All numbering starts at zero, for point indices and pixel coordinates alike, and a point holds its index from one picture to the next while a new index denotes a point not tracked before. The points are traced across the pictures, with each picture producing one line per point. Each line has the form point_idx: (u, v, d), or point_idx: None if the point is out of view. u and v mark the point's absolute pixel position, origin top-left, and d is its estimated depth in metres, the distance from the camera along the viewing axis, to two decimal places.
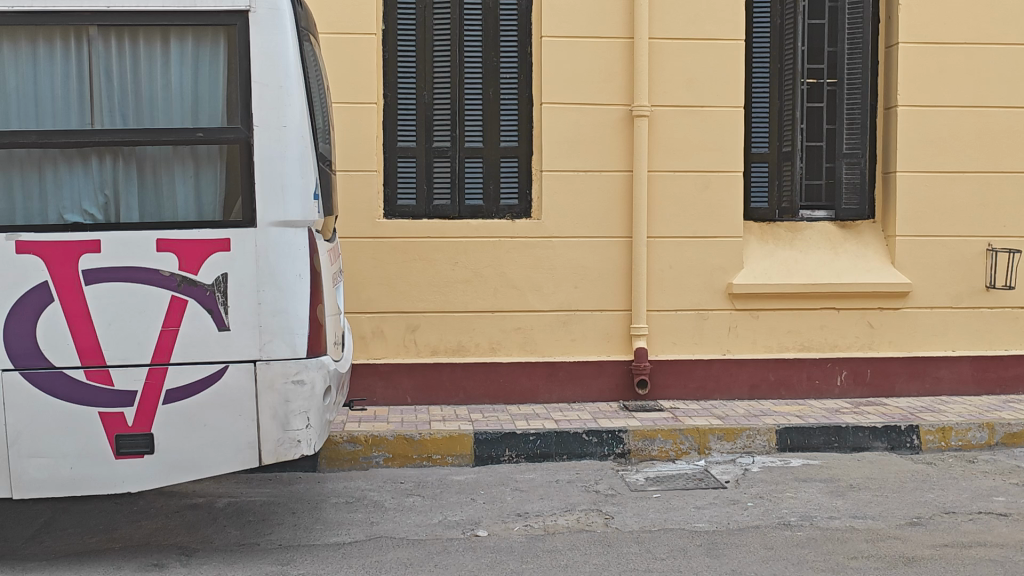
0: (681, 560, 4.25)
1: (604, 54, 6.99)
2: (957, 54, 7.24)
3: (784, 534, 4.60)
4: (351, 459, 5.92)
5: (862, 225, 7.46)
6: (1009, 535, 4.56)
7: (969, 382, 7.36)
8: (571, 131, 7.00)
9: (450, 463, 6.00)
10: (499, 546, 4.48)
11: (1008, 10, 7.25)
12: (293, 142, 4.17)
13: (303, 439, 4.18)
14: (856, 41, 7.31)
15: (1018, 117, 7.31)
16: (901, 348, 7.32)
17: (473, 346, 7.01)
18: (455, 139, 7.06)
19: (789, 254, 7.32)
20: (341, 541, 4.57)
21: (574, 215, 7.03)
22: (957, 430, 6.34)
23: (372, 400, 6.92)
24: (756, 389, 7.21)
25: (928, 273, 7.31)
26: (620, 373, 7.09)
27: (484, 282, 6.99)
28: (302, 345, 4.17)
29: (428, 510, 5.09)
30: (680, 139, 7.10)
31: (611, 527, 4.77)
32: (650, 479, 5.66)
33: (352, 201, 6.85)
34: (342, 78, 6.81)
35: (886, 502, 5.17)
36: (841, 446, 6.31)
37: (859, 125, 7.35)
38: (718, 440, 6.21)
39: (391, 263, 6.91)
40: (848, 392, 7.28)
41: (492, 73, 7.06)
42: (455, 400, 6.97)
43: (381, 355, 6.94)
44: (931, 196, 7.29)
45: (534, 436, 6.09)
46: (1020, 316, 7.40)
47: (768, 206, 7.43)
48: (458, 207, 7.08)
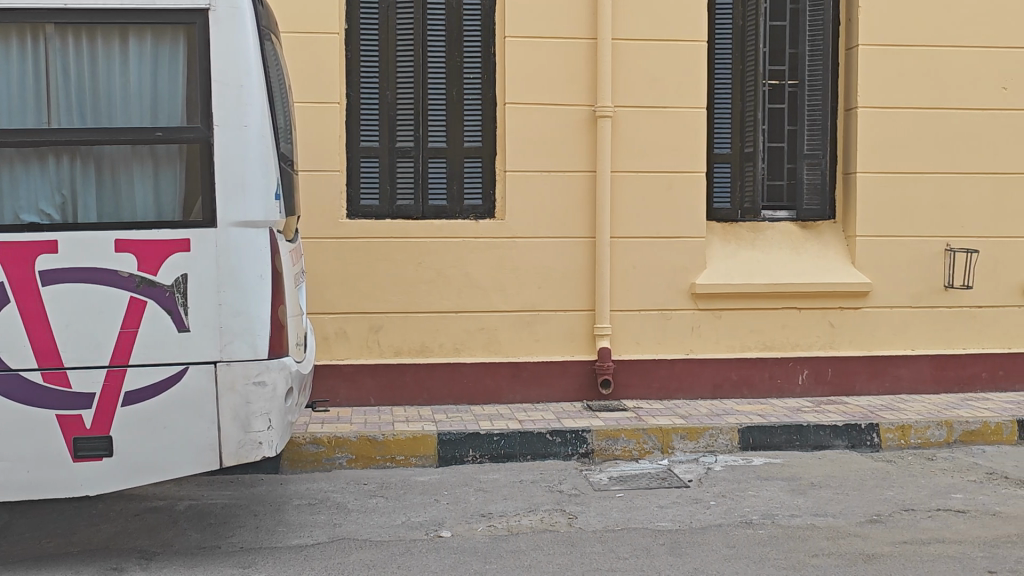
0: (644, 559, 4.26)
1: (568, 54, 7.00)
2: (915, 56, 7.32)
3: (745, 533, 4.63)
4: (313, 461, 5.88)
5: (823, 225, 7.53)
6: (966, 532, 4.62)
7: (928, 381, 7.45)
8: (534, 131, 7.00)
9: (414, 464, 5.98)
10: (462, 546, 4.48)
11: (964, 12, 7.35)
12: (254, 141, 4.15)
13: (264, 440, 4.15)
14: (816, 44, 7.37)
15: (976, 119, 7.41)
16: (861, 347, 7.40)
17: (437, 347, 7.00)
18: (418, 139, 7.03)
19: (751, 255, 7.37)
20: (303, 543, 4.54)
21: (538, 215, 7.04)
22: (916, 429, 6.41)
23: (335, 401, 6.89)
24: (719, 389, 7.26)
25: (888, 273, 7.39)
26: (584, 373, 7.11)
27: (448, 282, 6.98)
28: (263, 345, 4.14)
29: (391, 511, 5.07)
30: (643, 140, 7.12)
31: (574, 526, 4.77)
32: (613, 479, 5.68)
33: (315, 201, 6.81)
34: (304, 77, 6.77)
35: (846, 500, 5.22)
36: (803, 444, 6.36)
37: (820, 126, 7.40)
38: (681, 439, 6.24)
39: (355, 263, 6.88)
40: (810, 391, 7.34)
41: (456, 73, 7.04)
42: (418, 400, 6.96)
43: (345, 356, 6.91)
44: (891, 197, 7.37)
45: (498, 436, 6.08)
46: (978, 316, 7.49)
47: (731, 206, 7.47)
48: (421, 207, 7.05)
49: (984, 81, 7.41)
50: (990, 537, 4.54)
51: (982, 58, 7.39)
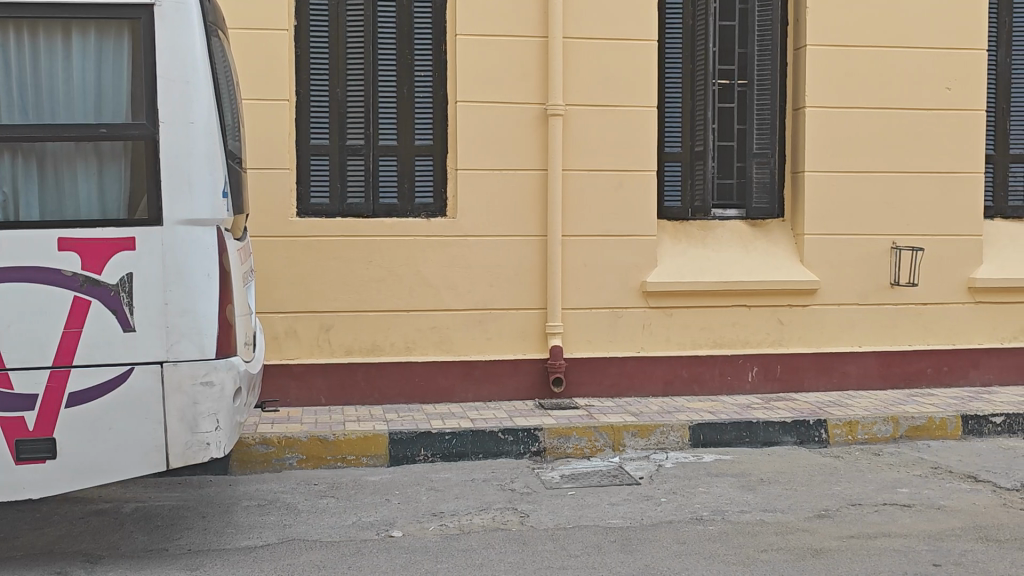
0: (595, 556, 4.27)
1: (518, 52, 7.00)
2: (861, 57, 7.42)
3: (696, 529, 4.65)
4: (263, 461, 5.82)
5: (771, 224, 7.61)
6: (911, 526, 4.68)
7: (875, 377, 7.55)
8: (485, 129, 6.99)
9: (365, 463, 5.95)
10: (413, 546, 4.45)
11: (909, 13, 7.46)
12: (201, 139, 4.10)
13: (212, 442, 4.10)
14: (765, 43, 7.45)
15: (921, 119, 7.52)
16: (810, 344, 7.48)
17: (388, 346, 6.96)
18: (368, 137, 6.98)
19: (701, 253, 7.42)
20: (252, 544, 4.50)
21: (489, 214, 7.03)
22: (863, 424, 6.49)
23: (285, 401, 6.83)
24: (670, 385, 7.30)
25: (836, 271, 7.48)
26: (536, 371, 7.12)
27: (399, 280, 6.95)
28: (211, 346, 4.09)
29: (342, 511, 5.04)
30: (594, 139, 7.14)
31: (526, 524, 4.78)
32: (565, 476, 5.69)
33: (264, 199, 6.76)
34: (253, 73, 6.70)
35: (794, 495, 5.28)
36: (753, 440, 6.42)
37: (768, 125, 7.48)
38: (633, 436, 6.26)
39: (304, 262, 6.83)
40: (759, 388, 7.41)
41: (407, 70, 7.00)
42: (369, 400, 6.92)
43: (294, 355, 6.85)
44: (838, 196, 7.45)
45: (450, 436, 6.07)
46: (923, 313, 7.60)
47: (680, 205, 7.50)
48: (371, 206, 7.00)
49: (929, 82, 7.52)
50: (934, 530, 4.62)
51: (926, 59, 7.50)
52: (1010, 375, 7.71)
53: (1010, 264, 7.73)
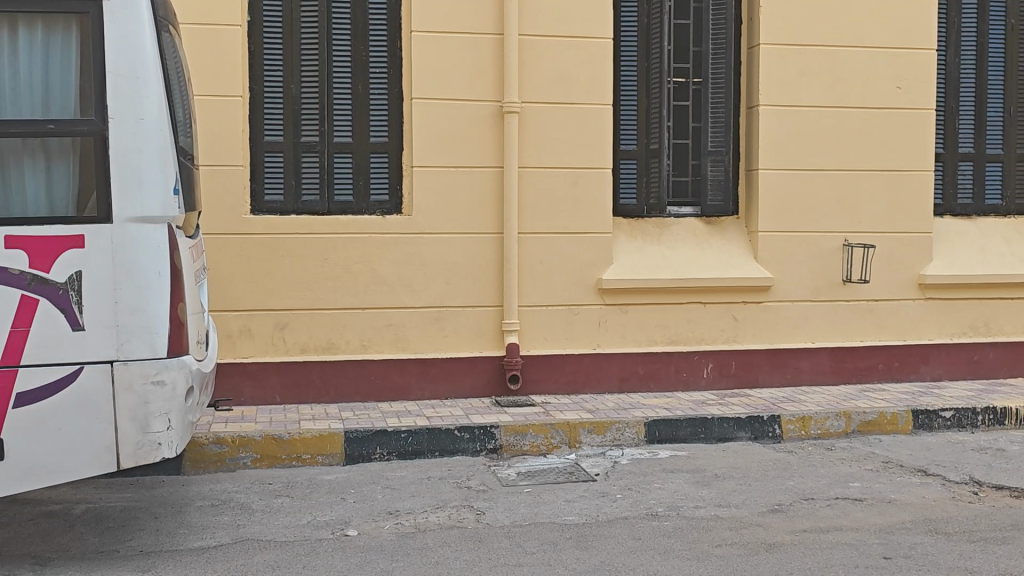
0: (551, 553, 4.28)
1: (474, 49, 7.00)
2: (814, 56, 7.50)
3: (651, 525, 4.68)
4: (216, 461, 5.76)
5: (726, 221, 7.67)
6: (863, 519, 4.74)
7: (828, 372, 7.63)
8: (440, 126, 6.97)
9: (320, 462, 5.91)
10: (368, 545, 4.43)
11: (860, 13, 7.55)
12: (152, 134, 4.05)
13: (164, 441, 4.06)
14: (719, 41, 7.49)
15: (872, 118, 7.61)
16: (763, 340, 7.55)
17: (344, 344, 6.93)
18: (323, 134, 6.94)
19: (657, 249, 7.46)
20: (205, 544, 4.46)
21: (445, 211, 7.02)
22: (816, 419, 6.56)
23: (239, 400, 6.76)
24: (626, 382, 7.33)
25: (789, 268, 7.55)
26: (492, 369, 7.12)
27: (354, 278, 6.92)
28: (162, 345, 4.04)
29: (297, 510, 5.01)
30: (550, 136, 7.15)
31: (482, 522, 4.77)
32: (521, 474, 5.69)
33: (218, 196, 6.69)
34: (205, 69, 6.64)
35: (749, 490, 5.33)
36: (707, 437, 6.46)
37: (723, 123, 7.53)
38: (588, 433, 6.28)
39: (259, 260, 6.77)
40: (714, 384, 7.46)
41: (362, 66, 6.97)
42: (325, 398, 6.88)
43: (249, 354, 6.79)
44: (791, 193, 7.53)
45: (406, 434, 6.05)
46: (875, 309, 7.70)
47: (636, 202, 7.55)
48: (326, 203, 6.96)
49: (880, 80, 7.61)
50: (885, 523, 4.68)
51: (877, 59, 7.59)
52: (960, 370, 7.82)
53: (959, 261, 7.85)
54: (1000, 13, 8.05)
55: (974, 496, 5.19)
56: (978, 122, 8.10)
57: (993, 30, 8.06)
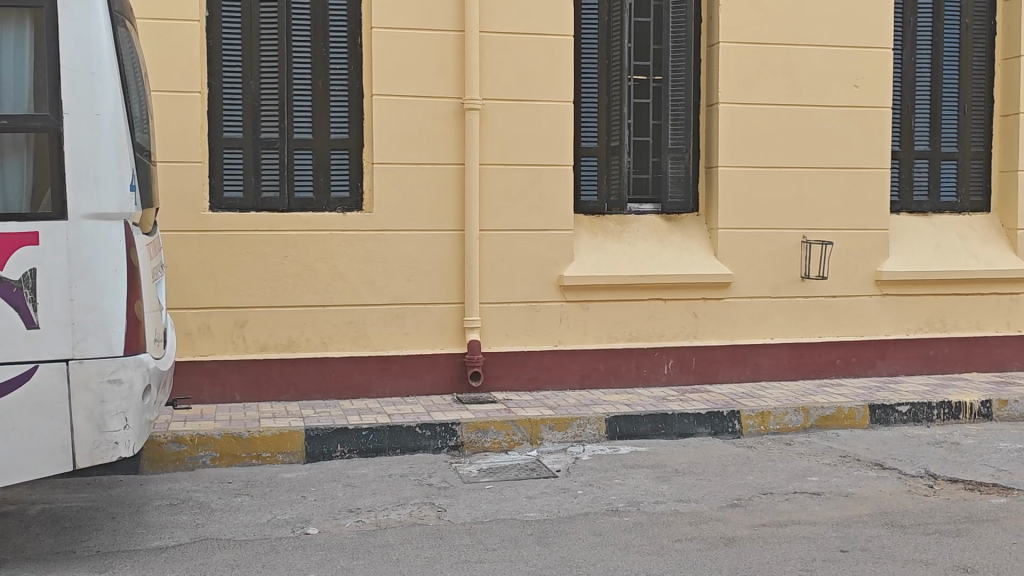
0: (512, 549, 4.29)
1: (435, 45, 6.98)
2: (772, 55, 7.56)
3: (612, 520, 4.70)
4: (175, 460, 5.72)
5: (686, 218, 7.72)
6: (820, 513, 4.80)
7: (786, 368, 7.70)
8: (401, 123, 6.95)
9: (280, 460, 5.88)
10: (329, 543, 4.42)
11: (817, 12, 7.62)
12: (108, 130, 4.01)
13: (121, 440, 4.02)
14: (679, 39, 7.55)
15: (830, 115, 7.69)
16: (723, 336, 7.60)
17: (304, 342, 6.89)
18: (283, 131, 6.89)
19: (618, 246, 7.50)
20: (164, 544, 4.42)
21: (406, 208, 7.00)
22: (775, 414, 6.62)
23: (198, 399, 6.71)
24: (587, 379, 7.34)
25: (748, 265, 7.61)
26: (453, 366, 7.11)
27: (315, 275, 6.88)
28: (119, 342, 4.00)
29: (256, 509, 4.97)
30: (511, 133, 7.15)
31: (443, 519, 4.77)
32: (483, 471, 5.70)
33: (175, 193, 6.63)
34: (163, 65, 6.58)
35: (708, 485, 5.37)
36: (667, 432, 6.50)
37: (683, 121, 7.58)
38: (550, 430, 6.29)
39: (218, 257, 6.72)
40: (674, 380, 7.50)
41: (322, 62, 6.93)
42: (285, 396, 6.85)
43: (208, 352, 6.74)
44: (751, 190, 7.58)
45: (367, 431, 6.04)
46: (832, 305, 7.78)
47: (598, 198, 7.57)
48: (286, 199, 6.91)
49: (838, 79, 7.69)
50: (842, 517, 4.73)
51: (834, 58, 7.68)
52: (916, 365, 7.92)
53: (915, 257, 7.95)
54: (954, 13, 8.18)
55: (929, 488, 5.27)
56: (933, 120, 8.21)
57: (947, 29, 8.17)
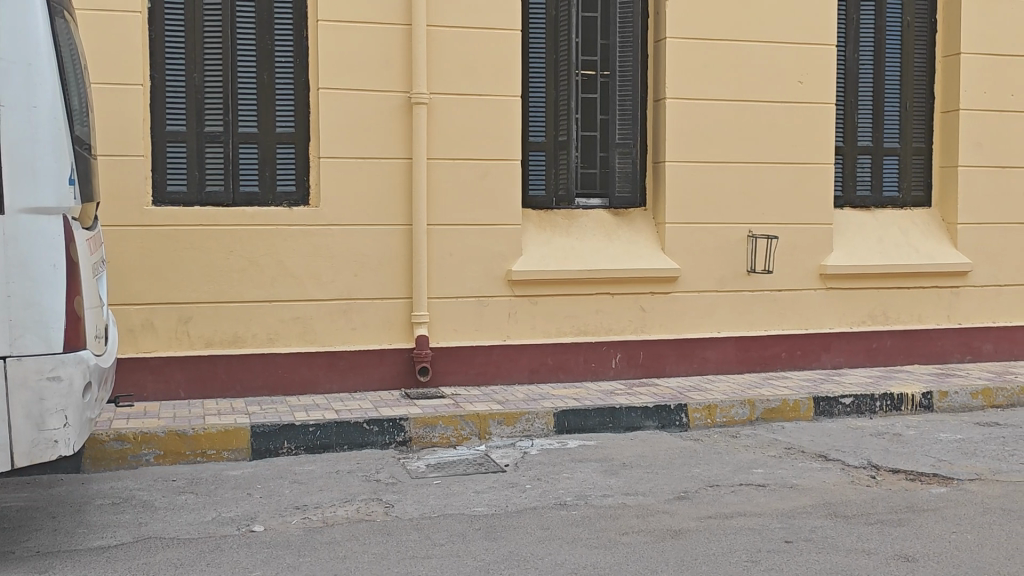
0: (460, 544, 4.28)
1: (381, 39, 6.94)
2: (718, 50, 7.61)
3: (559, 514, 4.71)
4: (118, 459, 5.63)
5: (633, 213, 7.75)
6: (765, 504, 4.85)
7: (733, 361, 7.76)
8: (349, 117, 6.91)
9: (226, 458, 5.82)
10: (275, 541, 4.37)
11: (762, 9, 7.70)
12: (45, 124, 3.94)
13: (61, 439, 3.94)
14: (626, 34, 7.57)
15: (774, 111, 7.77)
16: (670, 330, 7.65)
17: (250, 337, 6.82)
18: (227, 124, 6.81)
19: (566, 241, 7.51)
20: (106, 544, 4.35)
21: (353, 203, 6.95)
22: (721, 407, 6.68)
23: (142, 396, 6.62)
24: (536, 373, 7.35)
25: (695, 259, 7.66)
26: (402, 361, 7.07)
27: (260, 270, 6.81)
28: (58, 338, 3.93)
29: (200, 507, 4.91)
30: (459, 128, 7.14)
31: (391, 515, 4.75)
32: (431, 466, 5.68)
33: (117, 188, 6.53)
34: (104, 57, 6.47)
35: (655, 478, 5.40)
36: (615, 426, 6.53)
37: (631, 116, 7.62)
38: (498, 424, 6.31)
39: (161, 253, 6.63)
40: (622, 374, 7.53)
41: (267, 55, 6.86)
42: (231, 393, 6.77)
43: (151, 348, 6.65)
44: (697, 185, 7.63)
45: (314, 427, 6.00)
46: (778, 299, 7.86)
47: (545, 193, 7.58)
48: (232, 194, 6.84)
49: (782, 75, 7.77)
50: (787, 508, 4.78)
51: (779, 54, 7.75)
52: (859, 358, 8.03)
53: (858, 252, 8.06)
54: (896, 11, 8.31)
55: (872, 479, 5.34)
56: (876, 116, 8.32)
57: (890, 27, 8.30)
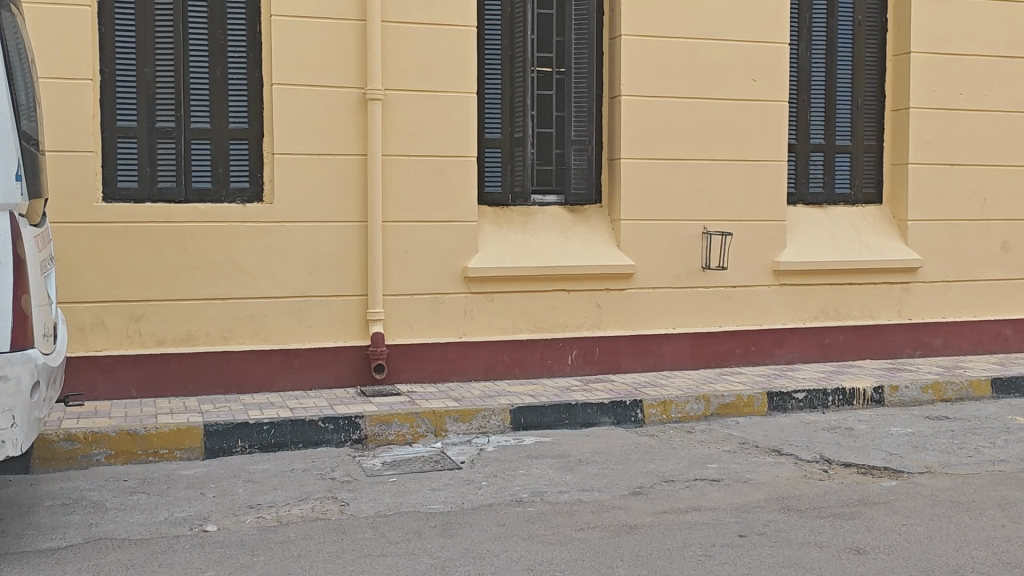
0: (416, 542, 4.26)
1: (335, 35, 6.90)
2: (673, 49, 7.65)
3: (515, 511, 4.71)
4: (68, 459, 5.56)
5: (589, 209, 7.77)
6: (719, 499, 4.88)
7: (688, 357, 7.82)
8: (303, 113, 6.86)
9: (179, 457, 5.76)
10: (228, 540, 4.33)
11: (716, 7, 7.75)
12: None
13: (8, 439, 3.87)
14: (581, 31, 7.56)
15: (728, 109, 7.83)
16: (626, 326, 7.68)
17: (203, 335, 6.75)
18: (180, 119, 6.73)
19: (522, 238, 7.51)
20: (55, 545, 4.29)
21: (308, 199, 6.91)
22: (676, 403, 6.72)
23: (92, 395, 6.53)
24: (492, 370, 7.35)
25: (650, 256, 7.70)
26: (357, 359, 7.04)
27: (214, 268, 6.75)
28: (4, 338, 3.87)
29: (153, 507, 4.86)
30: (414, 124, 7.11)
31: (346, 513, 4.73)
32: (386, 463, 5.66)
33: (66, 184, 6.44)
34: (52, 50, 6.38)
35: (611, 473, 5.42)
36: (572, 422, 6.55)
37: (586, 113, 7.62)
38: (454, 421, 6.30)
39: (112, 250, 6.54)
40: (578, 370, 7.54)
41: (219, 49, 6.78)
42: (184, 391, 6.70)
43: (102, 347, 6.56)
44: (653, 182, 7.67)
45: (268, 426, 5.95)
46: (732, 295, 7.93)
47: (501, 190, 7.58)
48: (184, 189, 6.75)
49: (736, 73, 7.82)
50: (741, 502, 4.82)
51: (732, 53, 7.81)
52: (813, 353, 8.10)
53: (811, 248, 8.14)
54: (847, 10, 8.41)
55: (824, 473, 5.40)
56: (828, 114, 8.42)
57: (841, 25, 8.40)
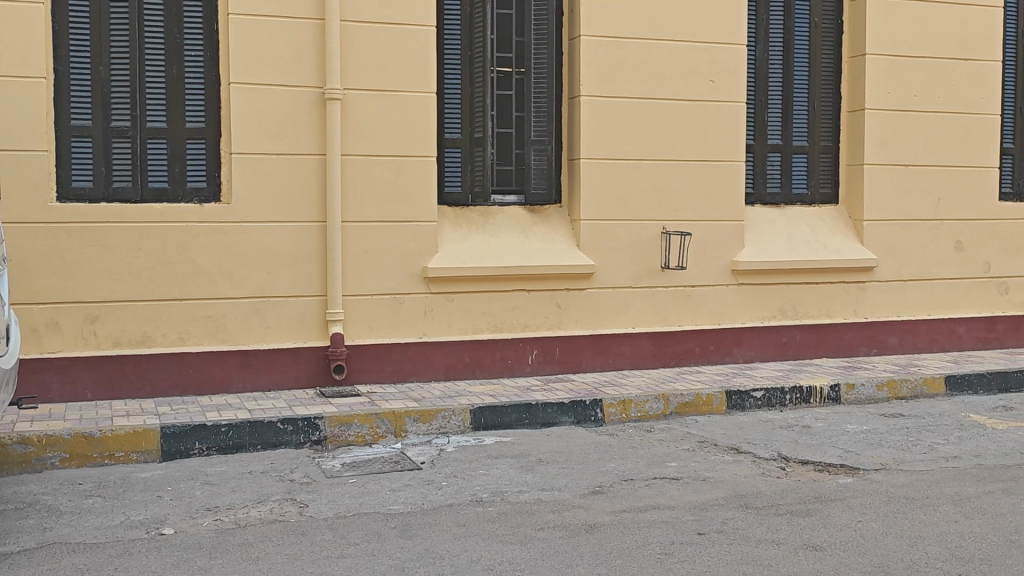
0: (375, 544, 4.25)
1: (292, 34, 6.85)
2: (632, 49, 7.69)
3: (475, 510, 4.71)
4: (21, 462, 5.48)
5: (548, 209, 7.79)
6: (678, 497, 4.91)
7: (648, 356, 7.85)
8: (261, 112, 6.81)
9: (135, 459, 5.70)
10: (185, 543, 4.30)
11: (674, 8, 7.79)
12: None
13: None
14: (540, 31, 7.59)
15: (686, 110, 7.87)
16: (586, 326, 7.71)
17: (160, 336, 6.69)
18: (135, 119, 6.67)
19: (482, 238, 7.51)
20: (8, 550, 4.22)
21: (267, 199, 6.86)
22: (636, 402, 6.75)
23: (47, 398, 6.44)
24: (452, 370, 7.34)
25: (610, 255, 7.73)
26: (316, 359, 7.00)
27: (170, 269, 6.68)
28: None
29: (108, 511, 4.80)
30: (373, 124, 7.09)
31: (305, 515, 4.70)
32: (346, 464, 5.64)
33: (20, 184, 6.35)
34: (5, 47, 6.28)
35: (571, 473, 5.43)
36: (532, 422, 6.56)
37: (546, 112, 7.65)
38: (414, 422, 6.28)
39: (66, 251, 6.46)
40: (539, 370, 7.55)
41: (176, 47, 6.72)
42: (141, 393, 6.63)
43: (57, 349, 6.48)
44: (612, 183, 7.70)
45: (226, 428, 5.90)
46: (691, 295, 7.97)
47: (461, 190, 7.56)
48: (140, 190, 6.69)
49: (694, 74, 7.88)
50: (699, 500, 4.85)
51: (691, 54, 7.86)
52: (770, 351, 8.18)
53: (768, 248, 8.21)
54: (804, 12, 8.48)
55: (782, 471, 5.45)
56: (785, 114, 8.49)
57: (798, 27, 8.47)
